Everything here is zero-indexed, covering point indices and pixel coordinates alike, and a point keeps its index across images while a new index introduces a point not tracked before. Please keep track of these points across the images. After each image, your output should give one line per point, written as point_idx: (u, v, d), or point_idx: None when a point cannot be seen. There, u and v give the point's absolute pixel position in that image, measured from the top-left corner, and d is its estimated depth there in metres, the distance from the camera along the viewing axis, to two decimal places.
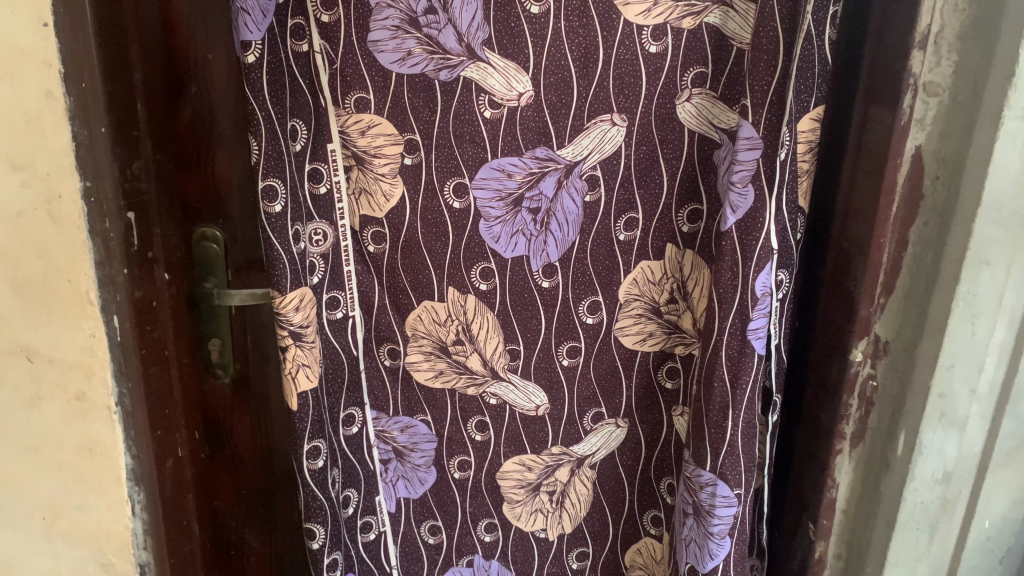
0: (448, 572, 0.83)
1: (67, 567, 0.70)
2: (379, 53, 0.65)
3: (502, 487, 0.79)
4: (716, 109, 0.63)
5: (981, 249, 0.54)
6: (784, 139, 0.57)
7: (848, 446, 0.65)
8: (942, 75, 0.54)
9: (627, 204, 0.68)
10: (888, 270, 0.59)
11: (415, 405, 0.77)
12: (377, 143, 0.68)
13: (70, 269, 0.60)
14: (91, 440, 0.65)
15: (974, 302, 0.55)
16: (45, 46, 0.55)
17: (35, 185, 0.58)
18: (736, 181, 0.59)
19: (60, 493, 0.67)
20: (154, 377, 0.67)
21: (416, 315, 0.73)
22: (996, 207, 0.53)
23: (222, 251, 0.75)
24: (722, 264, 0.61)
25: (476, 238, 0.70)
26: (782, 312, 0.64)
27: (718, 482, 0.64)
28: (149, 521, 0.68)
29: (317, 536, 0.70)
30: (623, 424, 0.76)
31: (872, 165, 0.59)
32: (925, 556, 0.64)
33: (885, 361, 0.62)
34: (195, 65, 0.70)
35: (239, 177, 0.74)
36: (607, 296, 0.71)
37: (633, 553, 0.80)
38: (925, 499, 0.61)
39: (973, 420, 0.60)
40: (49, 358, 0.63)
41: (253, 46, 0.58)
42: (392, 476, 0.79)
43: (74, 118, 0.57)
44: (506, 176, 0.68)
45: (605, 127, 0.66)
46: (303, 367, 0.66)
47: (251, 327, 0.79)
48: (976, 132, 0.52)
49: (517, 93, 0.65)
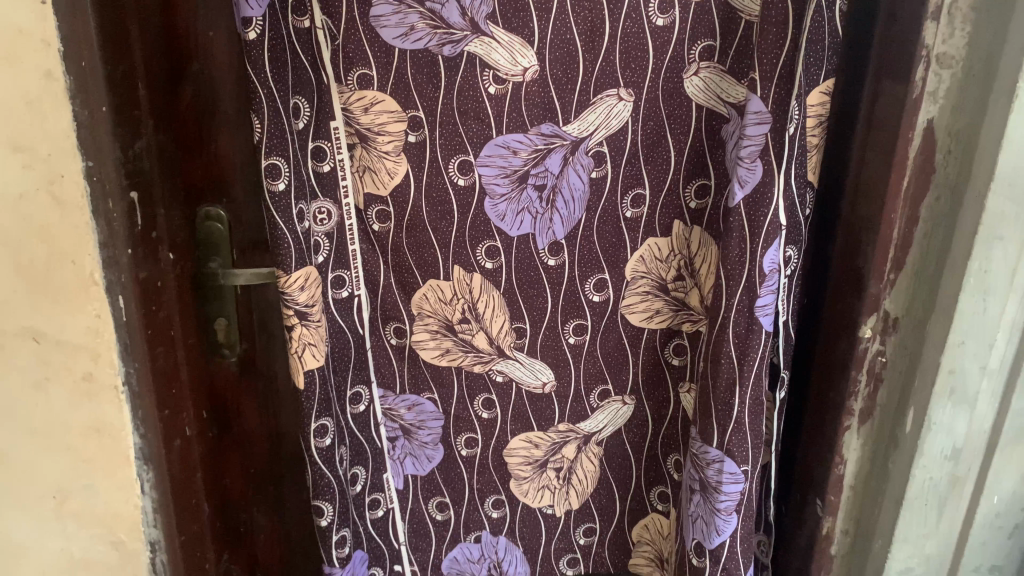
0: (457, 548, 0.83)
1: (77, 548, 0.68)
2: (381, 29, 0.64)
3: (509, 464, 0.79)
4: (724, 83, 0.63)
5: (993, 223, 0.52)
6: (792, 112, 0.57)
7: (857, 423, 0.65)
8: (956, 47, 0.53)
9: (634, 180, 0.68)
10: (899, 246, 0.59)
11: (421, 383, 0.76)
12: (380, 121, 0.67)
13: (73, 250, 0.59)
14: (100, 421, 0.64)
15: (985, 277, 0.54)
16: (42, 24, 0.54)
17: (36, 167, 0.57)
18: (744, 156, 0.58)
19: (67, 475, 0.65)
20: (160, 357, 0.68)
21: (422, 294, 0.73)
22: (1011, 179, 0.51)
23: (226, 231, 0.75)
24: (730, 240, 0.60)
25: (481, 215, 0.70)
26: (789, 289, 0.64)
27: (725, 459, 0.64)
28: (157, 499, 0.69)
29: (325, 513, 0.70)
30: (630, 401, 0.76)
31: (884, 139, 0.58)
32: (933, 533, 0.62)
33: (894, 338, 0.61)
34: (198, 45, 0.70)
35: (241, 156, 0.74)
36: (614, 274, 0.71)
37: (640, 528, 0.82)
38: (935, 477, 0.60)
39: (984, 398, 0.57)
40: (56, 339, 0.61)
41: (254, 22, 0.57)
42: (399, 454, 0.79)
43: (74, 97, 0.56)
44: (511, 153, 0.68)
45: (612, 102, 0.65)
46: (309, 346, 0.65)
47: (257, 307, 0.80)
48: (989, 106, 0.51)
49: (522, 68, 0.65)
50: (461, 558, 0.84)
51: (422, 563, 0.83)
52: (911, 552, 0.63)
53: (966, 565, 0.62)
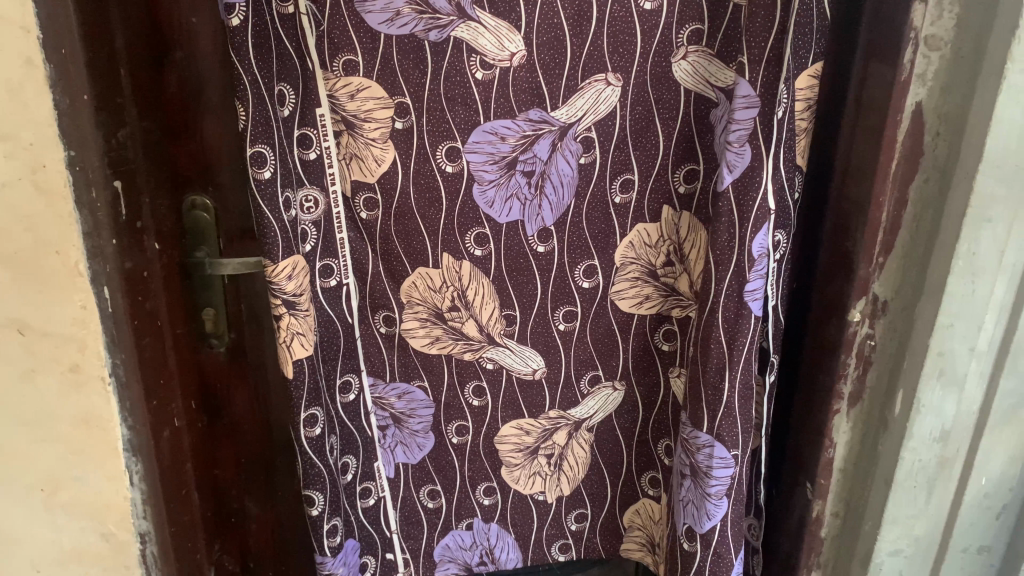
0: (448, 536, 0.83)
1: (68, 539, 0.68)
2: (367, 14, 0.63)
3: (500, 451, 0.79)
4: (712, 67, 0.63)
5: (980, 205, 0.52)
6: (781, 96, 0.56)
7: (846, 406, 0.65)
8: (945, 28, 0.53)
9: (623, 165, 0.68)
10: (888, 229, 0.59)
11: (412, 371, 0.76)
12: (367, 107, 0.67)
13: (59, 240, 0.59)
14: (88, 412, 0.64)
15: (973, 260, 0.54)
16: (21, 11, 0.53)
17: (18, 155, 0.56)
18: (732, 140, 0.58)
19: (58, 466, 0.65)
20: (147, 348, 0.67)
21: (411, 282, 0.73)
22: (999, 162, 0.51)
23: (213, 221, 0.75)
24: (719, 224, 0.60)
25: (470, 202, 0.69)
26: (779, 273, 0.64)
27: (715, 443, 0.64)
28: (147, 490, 0.68)
29: (315, 503, 0.70)
30: (620, 387, 0.76)
31: (872, 122, 0.58)
32: (921, 514, 0.62)
33: (884, 321, 0.61)
34: (180, 31, 0.69)
35: (227, 142, 0.73)
36: (603, 259, 0.71)
37: (631, 514, 0.82)
38: (923, 458, 0.60)
39: (972, 380, 0.57)
40: (41, 331, 0.61)
41: (237, 9, 0.56)
42: (390, 442, 0.79)
43: (56, 86, 0.55)
44: (499, 140, 0.67)
45: (600, 87, 0.65)
46: (298, 335, 0.65)
47: (246, 296, 0.79)
48: (978, 87, 0.51)
49: (509, 53, 0.64)
50: (453, 546, 0.84)
51: (414, 551, 0.83)
52: (900, 533, 0.63)
53: (955, 546, 0.62)
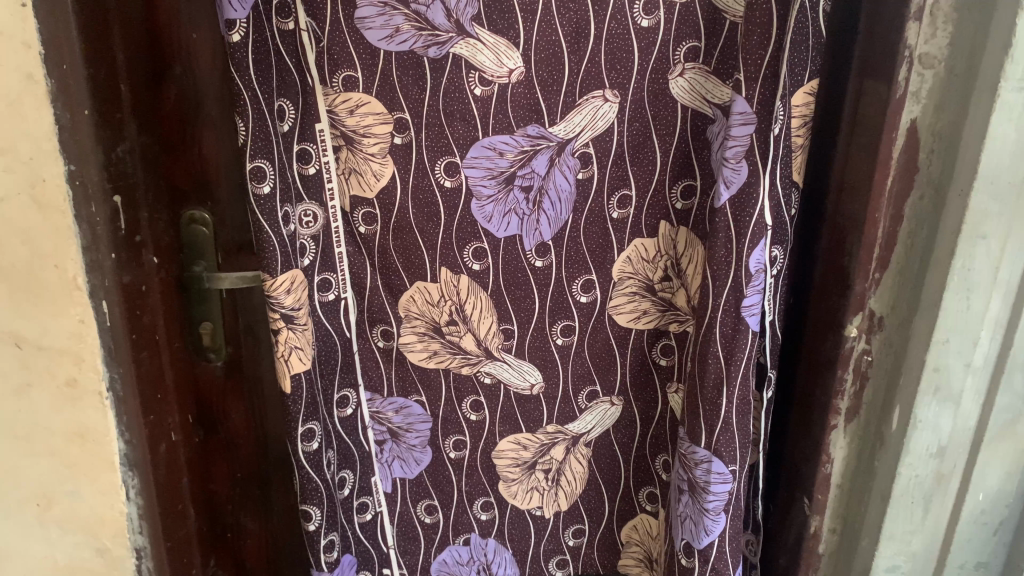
0: (446, 551, 0.83)
1: (62, 554, 0.68)
2: (367, 31, 0.64)
3: (498, 466, 0.79)
4: (709, 84, 0.63)
5: (976, 222, 0.52)
6: (778, 113, 0.57)
7: (844, 422, 0.65)
8: (939, 46, 0.53)
9: (620, 181, 0.68)
10: (883, 245, 0.59)
11: (409, 385, 0.76)
12: (366, 123, 0.67)
13: (57, 254, 0.59)
14: (83, 427, 0.64)
15: (969, 277, 0.54)
16: (24, 27, 0.54)
17: (17, 169, 0.56)
18: (729, 156, 0.58)
19: (51, 480, 0.65)
20: (145, 362, 0.66)
21: (409, 296, 0.73)
22: (993, 179, 0.51)
23: (211, 234, 0.75)
24: (716, 240, 0.60)
25: (468, 218, 0.70)
26: (776, 289, 0.64)
27: (713, 459, 0.64)
28: (143, 505, 0.68)
29: (312, 518, 0.70)
30: (618, 402, 0.76)
31: (867, 139, 0.58)
32: (919, 529, 0.62)
33: (880, 336, 0.62)
34: (178, 46, 0.69)
35: (226, 157, 0.74)
36: (601, 274, 0.71)
37: (629, 529, 0.82)
38: (920, 473, 0.60)
39: (969, 395, 0.57)
40: (38, 345, 0.61)
41: (238, 25, 0.56)
42: (388, 457, 0.79)
43: (56, 101, 0.56)
44: (497, 155, 0.68)
45: (597, 103, 0.65)
46: (296, 350, 0.65)
47: (243, 311, 0.80)
48: (972, 105, 0.52)
49: (507, 70, 0.64)
50: (450, 561, 0.83)
51: (411, 566, 0.83)
52: (898, 548, 0.63)
53: (952, 561, 0.63)
